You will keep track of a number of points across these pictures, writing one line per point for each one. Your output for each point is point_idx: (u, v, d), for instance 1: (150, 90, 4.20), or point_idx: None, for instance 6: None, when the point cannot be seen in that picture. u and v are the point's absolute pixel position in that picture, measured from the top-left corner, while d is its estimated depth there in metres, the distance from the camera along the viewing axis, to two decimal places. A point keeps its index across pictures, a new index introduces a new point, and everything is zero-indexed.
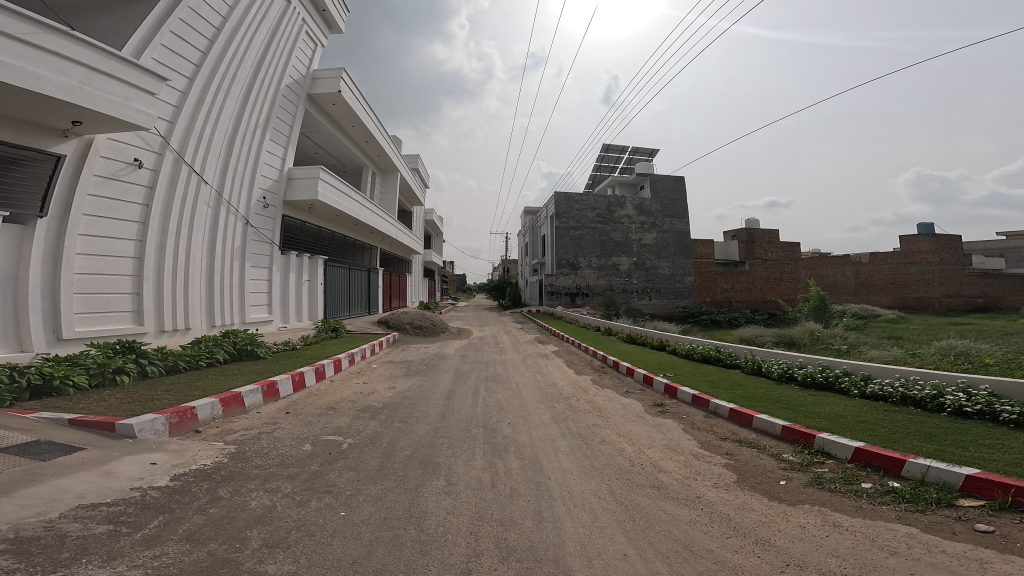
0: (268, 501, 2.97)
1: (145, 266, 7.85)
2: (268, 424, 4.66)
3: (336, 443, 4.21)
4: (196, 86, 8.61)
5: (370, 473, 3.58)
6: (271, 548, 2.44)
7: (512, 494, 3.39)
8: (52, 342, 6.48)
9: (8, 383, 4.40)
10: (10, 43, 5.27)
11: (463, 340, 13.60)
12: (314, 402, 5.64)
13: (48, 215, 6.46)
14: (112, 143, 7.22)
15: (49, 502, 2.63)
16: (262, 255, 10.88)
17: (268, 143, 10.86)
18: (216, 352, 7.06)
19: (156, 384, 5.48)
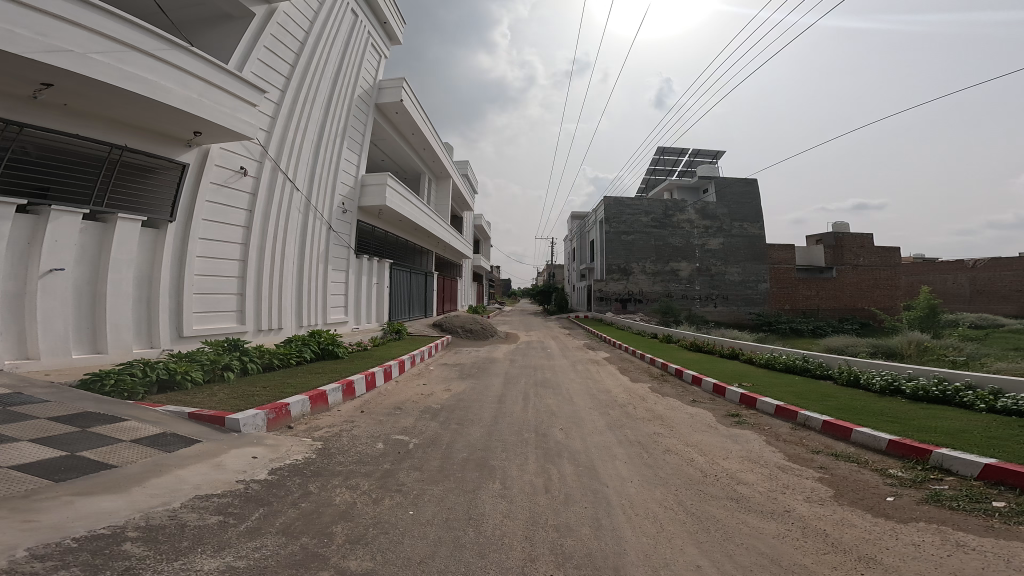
0: (349, 498, 3.21)
1: (247, 268, 8.75)
2: (346, 422, 5.03)
3: (405, 442, 4.45)
4: (287, 98, 9.48)
5: (433, 473, 3.75)
6: (352, 544, 2.64)
7: (568, 500, 3.42)
8: (176, 339, 7.36)
9: (143, 377, 5.08)
10: (145, 60, 6.11)
11: (512, 344, 13.76)
12: (385, 402, 5.98)
13: (176, 221, 7.41)
14: (223, 152, 8.14)
15: (172, 492, 3.04)
16: (341, 259, 11.69)
17: (345, 152, 11.71)
18: (304, 351, 7.71)
19: (255, 380, 6.09)
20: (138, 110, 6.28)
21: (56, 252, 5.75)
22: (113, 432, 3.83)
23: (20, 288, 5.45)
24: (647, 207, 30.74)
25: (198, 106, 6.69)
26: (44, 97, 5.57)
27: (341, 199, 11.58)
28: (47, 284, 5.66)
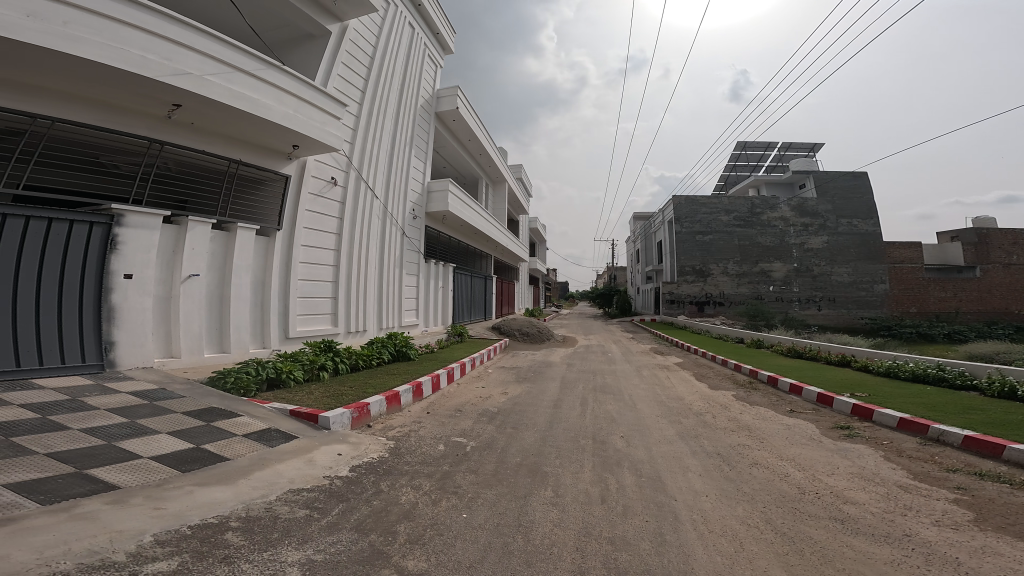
0: (413, 498, 3.23)
1: (340, 273, 9.45)
2: (414, 423, 5.05)
3: (465, 444, 4.40)
4: (364, 111, 10.04)
5: (489, 476, 3.67)
6: (412, 544, 2.65)
7: (626, 512, 3.19)
8: (283, 340, 8.09)
9: (255, 375, 5.63)
10: (250, 80, 6.75)
11: (569, 348, 13.52)
12: (449, 403, 6.02)
13: (282, 229, 8.16)
14: (316, 164, 8.82)
15: (271, 485, 3.31)
16: (413, 264, 12.26)
17: (413, 161, 12.27)
18: (383, 352, 8.14)
19: (345, 380, 6.51)
20: (247, 126, 6.98)
21: (191, 259, 6.56)
22: (228, 427, 4.29)
23: (167, 291, 6.28)
24: (733, 206, 28.49)
25: (293, 120, 7.30)
26: (177, 118, 6.38)
27: (413, 209, 12.12)
28: (187, 288, 6.48)
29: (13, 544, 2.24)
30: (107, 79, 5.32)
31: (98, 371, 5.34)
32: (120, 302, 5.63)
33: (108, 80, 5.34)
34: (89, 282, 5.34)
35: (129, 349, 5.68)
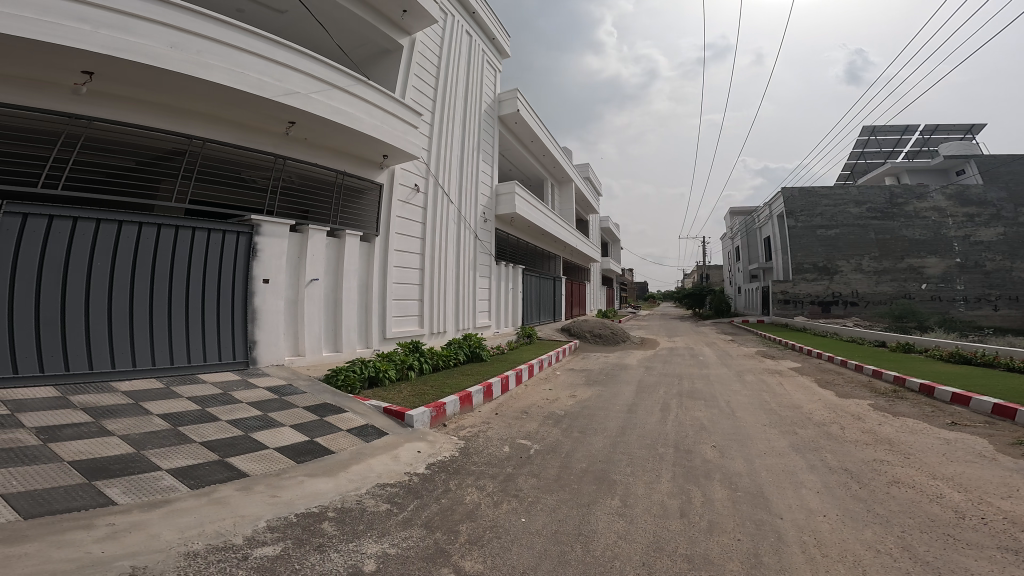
0: (477, 499, 3.22)
1: (424, 276, 9.45)
2: (483, 423, 5.01)
3: (527, 448, 4.27)
4: (437, 119, 9.87)
5: (550, 482, 3.53)
6: (472, 545, 2.64)
7: (711, 528, 2.88)
8: (382, 340, 8.23)
9: (359, 373, 5.87)
10: (343, 96, 6.88)
11: (648, 350, 12.75)
12: (515, 405, 5.93)
13: (381, 235, 8.31)
14: (403, 171, 8.84)
15: (362, 479, 3.52)
16: (484, 266, 12.23)
17: (483, 165, 12.13)
18: (458, 353, 8.21)
19: (428, 380, 6.63)
20: (343, 139, 7.21)
21: (312, 264, 6.92)
22: (335, 422, 4.60)
23: (294, 294, 6.68)
24: (868, 197, 25.09)
25: (381, 132, 7.41)
26: (292, 134, 6.78)
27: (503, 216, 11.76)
28: (309, 292, 6.84)
29: (160, 523, 2.65)
30: (229, 100, 5.75)
31: (244, 366, 5.94)
32: (261, 304, 6.21)
33: (230, 100, 5.77)
34: (238, 285, 5.97)
35: (268, 347, 6.25)
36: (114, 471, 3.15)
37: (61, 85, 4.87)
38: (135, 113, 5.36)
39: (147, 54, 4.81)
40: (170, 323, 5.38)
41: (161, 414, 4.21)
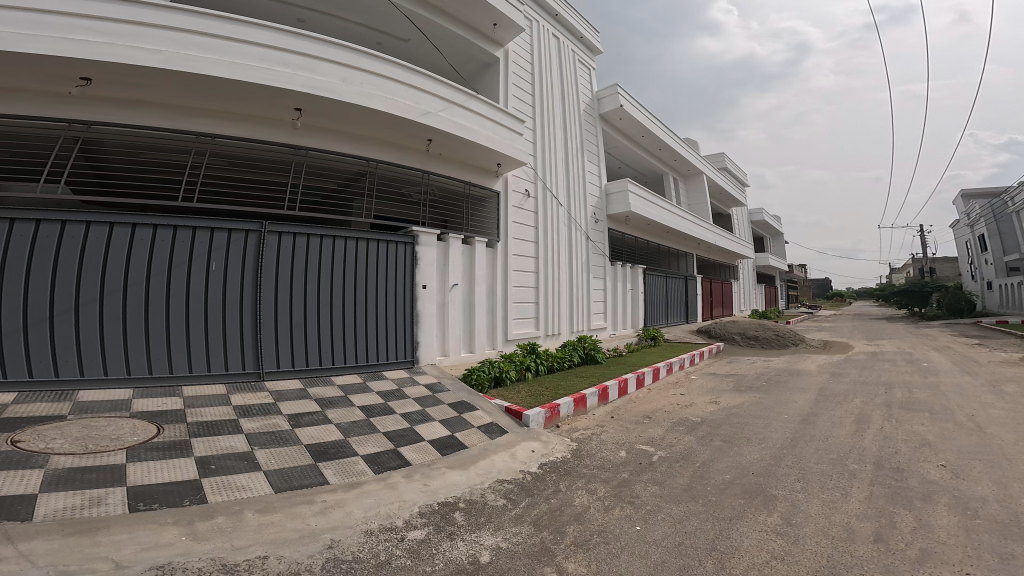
0: (587, 502, 2.95)
1: (540, 279, 8.22)
2: (599, 426, 4.64)
3: (649, 453, 3.79)
4: (538, 125, 8.51)
5: (675, 491, 3.02)
6: (578, 547, 2.43)
7: (926, 563, 2.04)
8: (505, 341, 7.28)
9: (487, 373, 5.43)
10: (467, 112, 6.14)
11: (825, 354, 10.26)
12: (636, 409, 5.34)
13: (502, 240, 7.31)
14: (514, 178, 7.74)
15: (483, 472, 3.53)
16: (599, 267, 10.62)
17: (590, 166, 10.43)
18: (573, 355, 7.28)
19: (544, 380, 6.04)
20: (463, 152, 6.35)
21: (453, 269, 6.28)
22: (469, 418, 4.43)
23: (442, 298, 6.10)
24: None
25: (500, 142, 6.37)
26: (433, 150, 6.25)
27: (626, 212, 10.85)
28: (453, 296, 6.21)
29: (354, 501, 3.02)
30: (388, 127, 5.52)
31: (411, 365, 5.61)
32: (422, 309, 5.80)
33: (372, 122, 5.39)
34: (404, 295, 5.62)
35: (429, 346, 5.84)
36: (332, 454, 3.54)
37: (283, 121, 5.15)
38: (327, 140, 5.43)
39: (317, 88, 4.74)
40: (369, 323, 5.32)
41: (361, 407, 4.35)
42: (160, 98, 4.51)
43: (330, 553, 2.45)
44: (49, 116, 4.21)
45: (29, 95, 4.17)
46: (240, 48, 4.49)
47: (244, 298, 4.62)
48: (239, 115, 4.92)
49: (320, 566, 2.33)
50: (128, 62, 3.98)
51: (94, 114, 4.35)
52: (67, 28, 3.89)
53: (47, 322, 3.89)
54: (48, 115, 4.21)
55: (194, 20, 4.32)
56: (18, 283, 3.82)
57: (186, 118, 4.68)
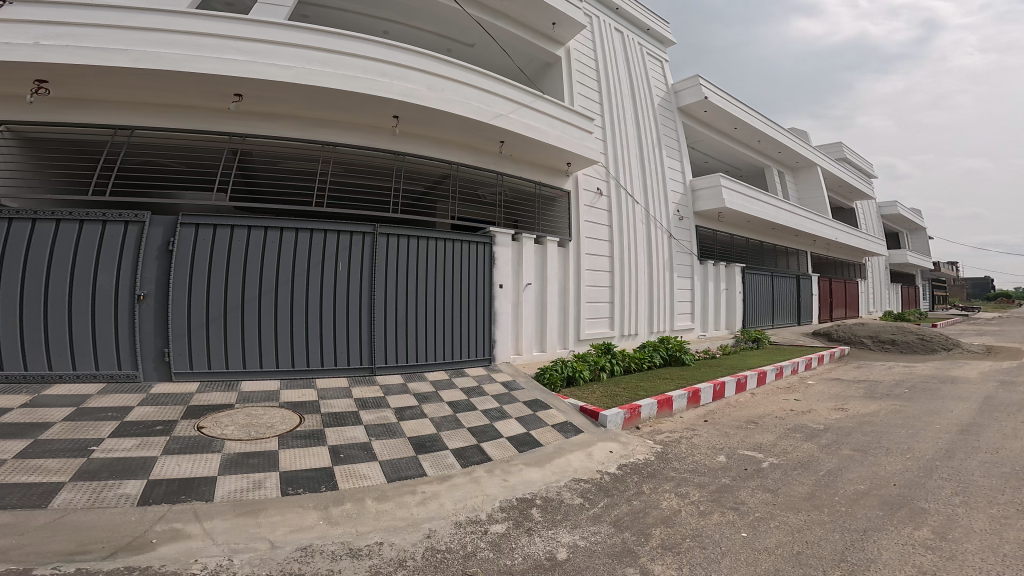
0: (676, 506, 2.69)
1: (615, 278, 7.89)
2: (689, 430, 4.22)
3: (757, 460, 3.32)
4: (608, 122, 8.23)
5: (792, 499, 2.60)
6: (665, 550, 2.23)
7: None
8: (576, 341, 7.08)
9: (558, 371, 5.31)
10: (542, 115, 5.87)
11: (993, 361, 8.25)
12: (734, 415, 4.77)
13: (574, 240, 7.06)
14: (584, 177, 7.45)
15: (560, 470, 3.41)
16: (686, 265, 9.95)
17: (669, 160, 9.84)
18: (655, 356, 6.80)
19: (622, 381, 5.71)
20: (534, 153, 6.10)
21: (526, 269, 6.17)
22: (543, 416, 4.34)
23: (516, 296, 6.04)
24: None
25: (569, 143, 6.07)
26: (505, 151, 6.00)
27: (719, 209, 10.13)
28: (526, 295, 6.12)
29: (447, 494, 3.12)
30: (465, 133, 5.35)
31: (488, 363, 5.58)
32: (499, 308, 5.75)
33: (454, 128, 5.25)
34: (483, 296, 5.59)
35: (506, 345, 5.78)
36: (427, 447, 3.66)
37: (382, 127, 5.06)
38: (421, 146, 5.34)
39: (412, 96, 4.61)
40: (452, 323, 5.32)
41: (449, 402, 4.44)
42: (290, 109, 4.63)
43: (427, 543, 2.54)
44: (211, 130, 4.51)
45: (193, 110, 4.45)
46: (350, 60, 4.48)
47: (349, 301, 4.76)
48: (344, 123, 4.92)
49: (420, 555, 2.41)
50: (264, 78, 4.11)
51: (247, 126, 4.58)
52: (220, 48, 4.10)
53: (206, 324, 4.29)
54: (210, 129, 4.49)
55: (320, 37, 4.41)
56: (198, 286, 4.28)
57: (314, 129, 4.77)
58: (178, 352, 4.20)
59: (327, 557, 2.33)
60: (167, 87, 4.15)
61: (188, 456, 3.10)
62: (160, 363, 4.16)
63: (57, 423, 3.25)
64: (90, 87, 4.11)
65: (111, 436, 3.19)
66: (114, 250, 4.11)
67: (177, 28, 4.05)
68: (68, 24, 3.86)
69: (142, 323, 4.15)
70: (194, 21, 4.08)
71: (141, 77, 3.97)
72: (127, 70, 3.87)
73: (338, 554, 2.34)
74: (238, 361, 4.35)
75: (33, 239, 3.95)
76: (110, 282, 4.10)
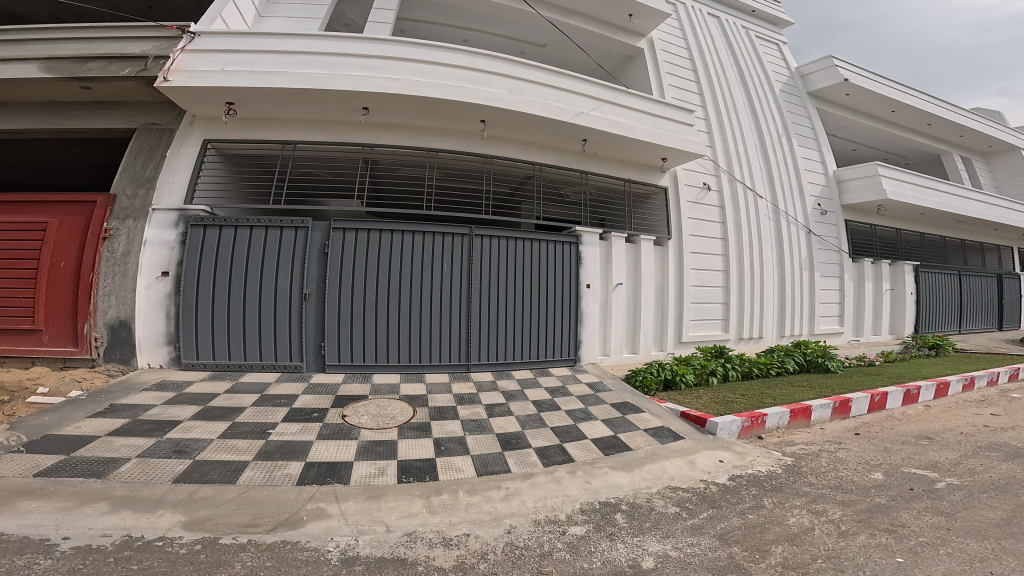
0: (808, 523, 2.18)
1: (731, 277, 7.08)
2: (832, 442, 3.43)
3: (928, 478, 2.54)
4: (712, 113, 7.52)
5: (978, 525, 1.95)
6: (786, 569, 1.84)
7: None
8: (677, 344, 6.52)
9: (655, 374, 4.88)
10: (634, 111, 5.67)
11: None
12: (899, 429, 3.74)
13: (674, 238, 6.57)
14: (686, 172, 6.89)
15: (653, 477, 3.03)
16: (832, 263, 8.47)
17: (800, 150, 8.61)
18: (787, 361, 5.73)
19: (737, 387, 4.93)
20: (622, 149, 5.85)
21: (617, 268, 5.90)
22: (634, 420, 4.00)
23: (604, 297, 5.81)
24: None
25: (662, 137, 5.75)
26: (588, 150, 5.85)
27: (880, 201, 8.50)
28: (616, 295, 5.87)
29: (529, 491, 2.96)
30: (548, 133, 5.34)
31: (572, 364, 5.48)
32: (587, 308, 5.61)
33: (543, 129, 5.26)
34: (569, 296, 5.49)
35: (593, 345, 5.62)
36: (513, 444, 3.58)
37: (471, 133, 5.27)
38: (506, 148, 5.47)
39: (496, 100, 4.72)
40: (534, 322, 5.29)
41: (534, 401, 4.40)
42: (405, 120, 4.93)
43: (507, 538, 2.45)
44: (347, 141, 4.92)
45: (330, 125, 4.89)
46: (448, 70, 4.67)
47: (448, 299, 4.95)
48: (441, 131, 5.16)
49: (501, 550, 2.33)
50: (381, 91, 4.34)
51: (375, 137, 4.96)
52: (347, 66, 4.41)
53: (348, 323, 4.72)
54: (345, 140, 4.90)
55: (430, 52, 4.69)
56: (344, 287, 4.70)
57: (423, 136, 5.08)
58: (331, 344, 4.70)
59: (424, 543, 2.36)
60: (315, 105, 4.56)
61: (334, 442, 3.46)
62: (318, 356, 4.72)
63: (247, 408, 3.87)
64: (261, 106, 4.53)
65: (282, 422, 3.71)
66: (291, 254, 4.64)
67: (318, 50, 4.43)
68: (243, 51, 4.29)
69: (307, 319, 4.66)
70: (326, 43, 4.47)
71: (293, 98, 4.39)
72: (283, 91, 4.24)
73: (433, 541, 2.37)
74: (359, 355, 4.75)
75: (221, 244, 4.52)
76: (285, 283, 4.63)
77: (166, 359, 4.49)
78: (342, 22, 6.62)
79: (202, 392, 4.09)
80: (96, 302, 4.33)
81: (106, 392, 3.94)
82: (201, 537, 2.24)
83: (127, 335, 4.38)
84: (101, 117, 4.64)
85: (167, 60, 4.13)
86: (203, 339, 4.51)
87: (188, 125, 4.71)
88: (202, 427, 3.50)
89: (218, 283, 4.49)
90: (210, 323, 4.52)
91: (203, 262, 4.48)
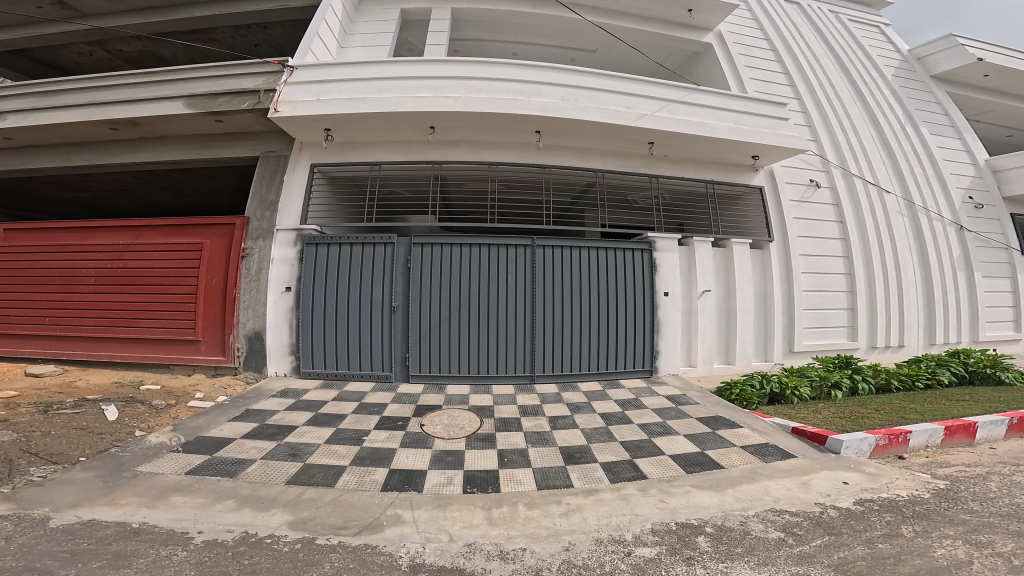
0: (964, 555, 1.77)
1: (857, 281, 5.99)
2: (1007, 465, 2.66)
3: None
4: (810, 104, 6.75)
5: None
6: None
7: None
8: (786, 354, 5.67)
9: (757, 388, 4.21)
10: (708, 108, 5.36)
11: None
12: None
13: (777, 240, 5.83)
14: (786, 168, 6.16)
15: (751, 499, 2.53)
16: (999, 262, 6.84)
17: (934, 136, 7.22)
18: (940, 372, 4.57)
19: (869, 402, 4.01)
20: (694, 149, 5.54)
21: (703, 274, 5.41)
22: (727, 436, 3.45)
23: (687, 306, 5.37)
24: None
25: (743, 133, 5.28)
26: (657, 153, 5.64)
27: None
28: (704, 303, 5.35)
29: (592, 508, 2.65)
30: (610, 138, 5.31)
31: (648, 374, 5.13)
32: (663, 317, 5.23)
33: (604, 134, 5.25)
34: (644, 304, 5.17)
35: (672, 356, 5.20)
36: (577, 458, 3.33)
37: (528, 144, 5.50)
38: (566, 158, 5.56)
39: (550, 109, 4.87)
40: (603, 331, 5.08)
41: (602, 414, 4.11)
42: (468, 136, 5.38)
43: (565, 555, 2.18)
44: (420, 159, 5.49)
45: (407, 144, 5.51)
46: (506, 85, 5.03)
47: (514, 306, 5.02)
48: (500, 144, 5.50)
49: (557, 567, 2.09)
50: (444, 110, 4.81)
51: (441, 153, 5.49)
52: (415, 88, 5.01)
53: (427, 334, 5.02)
54: (417, 159, 5.48)
55: (491, 73, 5.10)
56: (423, 299, 5.04)
57: (485, 150, 5.46)
58: (414, 356, 5.02)
59: (482, 555, 2.23)
60: (395, 126, 5.17)
61: (414, 450, 3.57)
62: (404, 366, 5.07)
63: (348, 416, 4.24)
64: (355, 131, 5.29)
65: (373, 429, 3.96)
66: (381, 268, 5.13)
67: (397, 78, 5.09)
68: (337, 83, 5.08)
69: (393, 330, 5.06)
70: (401, 69, 5.15)
71: (374, 119, 5.01)
72: (367, 114, 4.89)
73: (491, 553, 2.23)
74: (435, 365, 5.01)
75: (329, 263, 5.22)
76: (377, 297, 5.09)
77: (288, 367, 5.22)
78: (406, 46, 7.52)
79: (313, 400, 4.60)
80: (238, 315, 5.26)
81: (243, 398, 4.68)
82: (301, 536, 2.39)
83: (260, 345, 5.23)
84: (231, 146, 5.74)
85: (275, 92, 4.98)
86: (312, 346, 5.16)
87: (297, 152, 5.64)
88: (312, 432, 3.89)
89: (326, 295, 5.17)
90: (318, 333, 5.17)
91: (315, 280, 5.20)
